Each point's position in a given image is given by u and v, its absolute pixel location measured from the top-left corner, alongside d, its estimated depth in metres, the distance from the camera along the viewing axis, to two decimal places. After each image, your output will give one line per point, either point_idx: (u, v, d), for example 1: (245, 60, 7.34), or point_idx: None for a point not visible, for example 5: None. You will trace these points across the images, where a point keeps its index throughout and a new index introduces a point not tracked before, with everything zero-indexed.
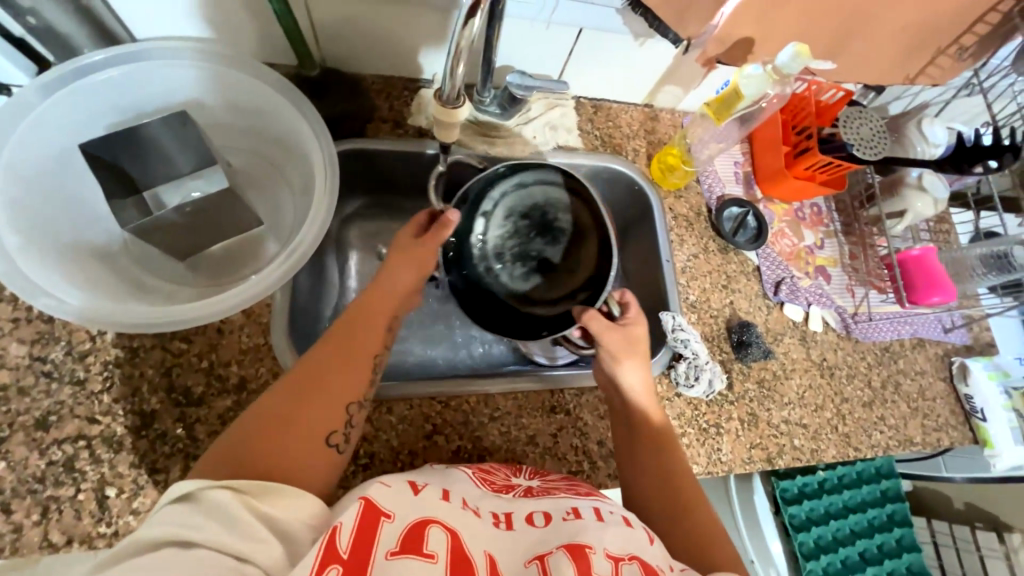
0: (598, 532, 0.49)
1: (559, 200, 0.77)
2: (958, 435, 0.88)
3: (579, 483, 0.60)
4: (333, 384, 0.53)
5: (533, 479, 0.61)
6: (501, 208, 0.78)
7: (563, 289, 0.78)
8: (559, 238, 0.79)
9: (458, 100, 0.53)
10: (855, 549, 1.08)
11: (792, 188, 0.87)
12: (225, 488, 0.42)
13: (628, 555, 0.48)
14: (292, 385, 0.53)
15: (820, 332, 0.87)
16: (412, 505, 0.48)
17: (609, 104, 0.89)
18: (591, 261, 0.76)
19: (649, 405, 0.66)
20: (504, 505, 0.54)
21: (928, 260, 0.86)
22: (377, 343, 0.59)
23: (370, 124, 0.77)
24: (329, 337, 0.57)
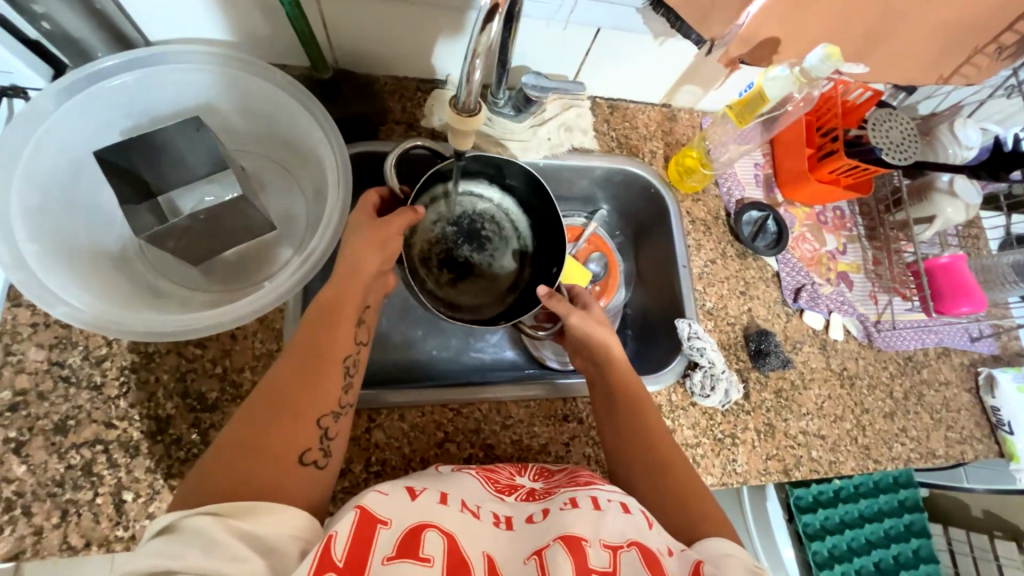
0: (596, 522, 0.49)
1: (485, 210, 0.87)
2: (983, 448, 0.86)
3: (579, 474, 0.58)
4: (304, 399, 0.52)
5: (536, 479, 0.60)
6: (432, 215, 0.83)
7: (486, 293, 0.86)
8: (483, 245, 0.88)
9: (474, 108, 0.51)
10: (870, 559, 1.07)
11: (815, 192, 0.84)
12: (201, 513, 0.42)
13: (626, 542, 0.47)
14: (271, 384, 0.52)
15: (841, 340, 0.85)
16: (407, 511, 0.48)
17: (626, 104, 0.87)
18: (512, 266, 0.88)
19: (624, 374, 0.66)
20: (506, 508, 0.54)
21: (957, 268, 0.83)
22: (349, 342, 0.57)
23: (383, 126, 0.76)
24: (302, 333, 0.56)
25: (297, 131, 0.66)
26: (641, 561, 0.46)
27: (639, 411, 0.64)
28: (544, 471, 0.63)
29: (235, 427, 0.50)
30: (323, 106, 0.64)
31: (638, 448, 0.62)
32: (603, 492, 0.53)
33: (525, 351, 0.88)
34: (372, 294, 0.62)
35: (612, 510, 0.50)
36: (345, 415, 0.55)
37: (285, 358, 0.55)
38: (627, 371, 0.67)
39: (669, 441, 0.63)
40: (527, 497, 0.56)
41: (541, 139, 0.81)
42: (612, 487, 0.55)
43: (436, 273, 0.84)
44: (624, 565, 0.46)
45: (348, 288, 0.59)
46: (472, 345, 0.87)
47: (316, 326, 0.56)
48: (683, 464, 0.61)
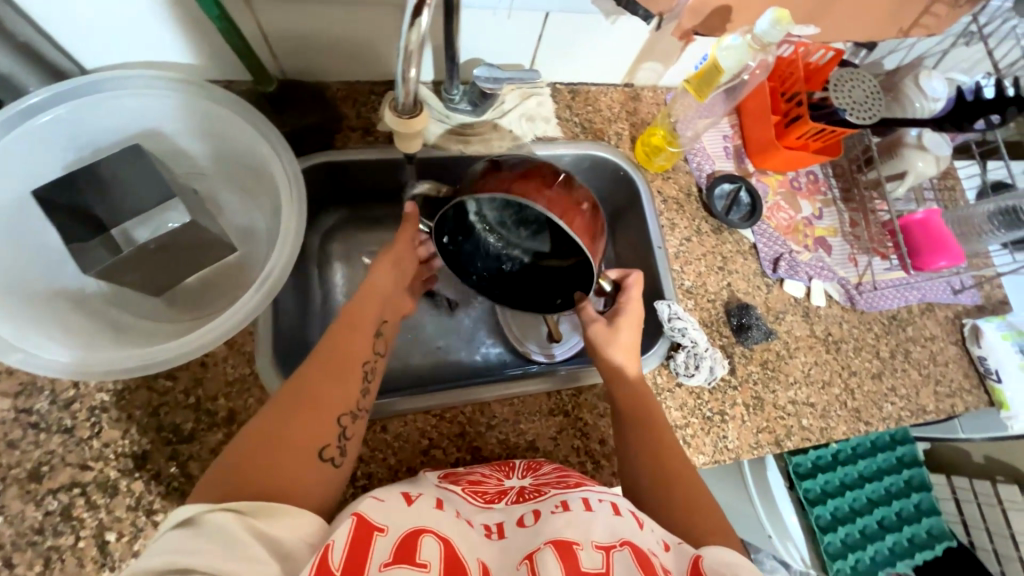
0: (586, 523, 0.48)
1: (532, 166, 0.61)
2: (972, 398, 0.86)
3: (568, 475, 0.57)
4: (314, 398, 0.53)
5: (525, 477, 0.59)
6: None
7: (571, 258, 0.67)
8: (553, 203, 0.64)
9: (413, 108, 0.49)
10: (873, 518, 1.08)
11: (784, 159, 0.82)
12: (225, 510, 0.42)
13: (618, 541, 0.47)
14: (291, 385, 0.53)
15: (823, 306, 0.85)
16: (403, 518, 0.47)
17: (587, 87, 0.85)
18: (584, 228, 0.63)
19: (640, 391, 0.66)
20: (496, 515, 0.53)
21: (932, 222, 0.83)
22: (367, 348, 0.59)
23: (339, 134, 0.74)
24: (318, 352, 0.56)
25: (249, 149, 0.64)
26: (634, 559, 0.45)
27: (648, 419, 0.64)
28: (531, 467, 0.62)
29: (252, 428, 0.50)
30: (273, 123, 0.63)
31: (647, 460, 0.61)
32: (593, 493, 0.52)
33: (510, 347, 0.87)
34: (392, 309, 0.65)
35: (601, 510, 0.50)
36: (363, 418, 0.56)
37: (306, 365, 0.55)
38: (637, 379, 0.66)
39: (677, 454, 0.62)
40: (517, 499, 0.55)
41: (502, 131, 0.80)
42: (602, 486, 0.55)
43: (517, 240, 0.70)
44: (617, 565, 0.45)
45: (363, 308, 0.61)
46: (455, 346, 0.86)
47: (336, 335, 0.58)
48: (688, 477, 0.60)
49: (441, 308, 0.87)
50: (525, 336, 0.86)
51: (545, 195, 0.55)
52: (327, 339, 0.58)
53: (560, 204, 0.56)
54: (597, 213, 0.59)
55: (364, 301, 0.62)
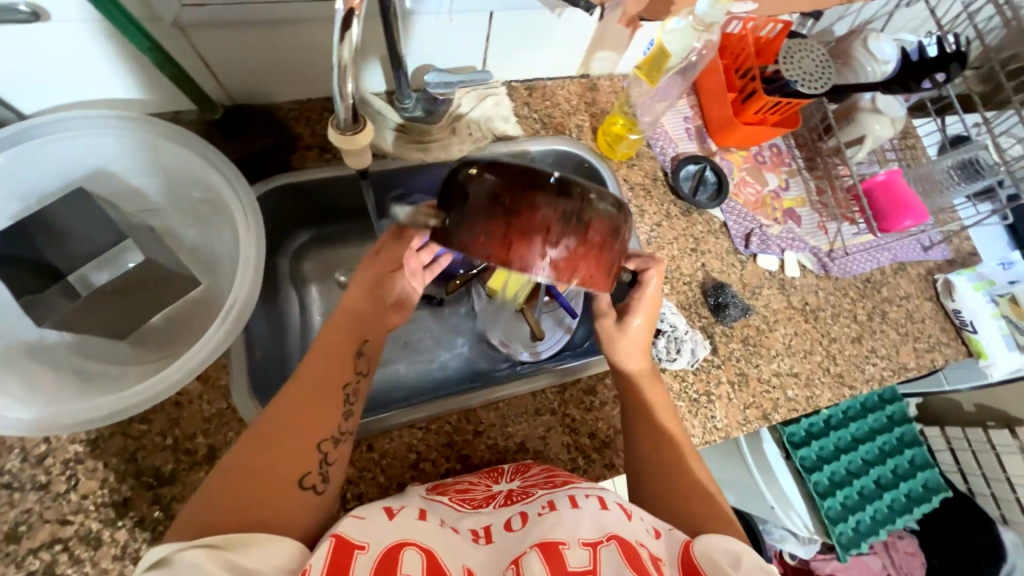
0: (573, 521, 0.48)
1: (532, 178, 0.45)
2: (951, 351, 0.87)
3: (556, 475, 0.58)
4: (294, 428, 0.51)
5: (514, 480, 0.59)
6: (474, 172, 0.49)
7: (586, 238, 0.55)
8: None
9: (356, 124, 0.48)
10: (870, 478, 1.09)
11: (744, 135, 0.83)
12: (196, 547, 0.41)
13: (605, 536, 0.47)
14: (270, 415, 0.52)
15: (798, 277, 0.85)
16: (384, 533, 0.46)
17: (543, 83, 0.85)
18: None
19: (648, 392, 0.65)
20: (484, 519, 0.53)
21: (895, 183, 0.83)
22: (349, 369, 0.57)
23: (296, 154, 0.73)
24: (296, 380, 0.55)
25: (199, 180, 0.63)
26: (620, 554, 0.45)
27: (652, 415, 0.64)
28: (520, 469, 0.62)
29: (230, 462, 0.49)
30: (220, 151, 0.62)
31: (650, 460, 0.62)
32: (579, 490, 0.53)
33: (495, 350, 0.86)
34: (374, 326, 0.61)
35: (587, 507, 0.50)
36: (346, 440, 0.54)
37: (287, 393, 0.54)
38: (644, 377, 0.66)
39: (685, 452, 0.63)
40: (505, 502, 0.55)
41: (461, 135, 0.79)
42: (589, 482, 0.55)
43: None
44: (603, 560, 0.45)
45: (345, 328, 0.59)
46: (439, 354, 0.86)
47: (319, 361, 0.56)
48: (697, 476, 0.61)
49: (420, 318, 0.86)
50: (508, 337, 0.85)
51: (550, 260, 0.45)
52: (310, 364, 0.56)
53: (568, 266, 0.46)
54: (618, 236, 0.48)
55: (347, 321, 0.60)
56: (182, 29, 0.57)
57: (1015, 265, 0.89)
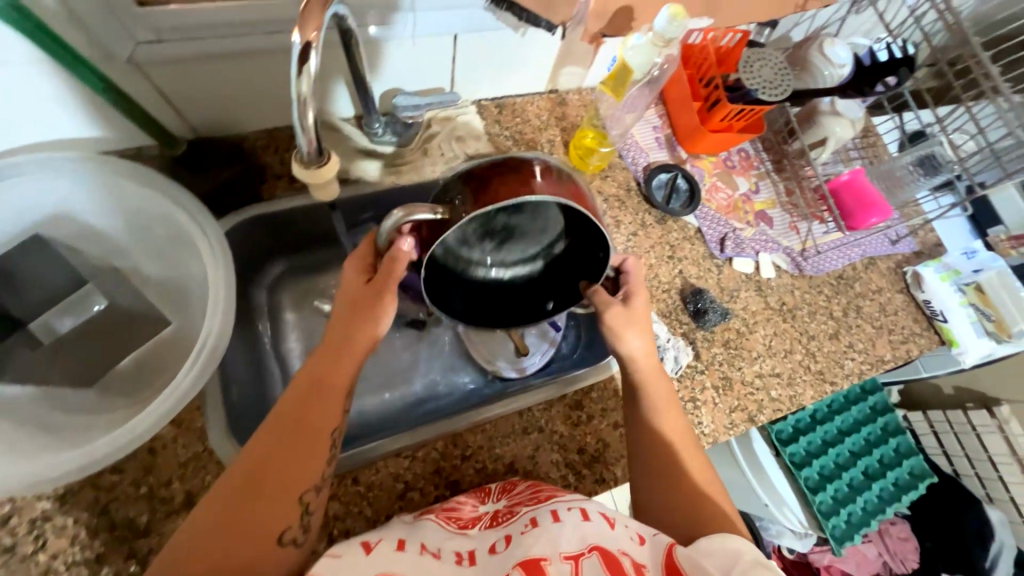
0: (555, 535, 0.48)
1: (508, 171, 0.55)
2: (925, 341, 0.89)
3: (541, 489, 0.57)
4: (271, 471, 0.50)
5: (500, 499, 0.59)
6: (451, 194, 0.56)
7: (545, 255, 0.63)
8: (528, 208, 0.59)
9: (320, 156, 0.47)
10: (858, 469, 1.11)
11: (713, 142, 0.84)
12: None
13: (586, 548, 0.46)
14: (247, 460, 0.50)
15: (773, 278, 0.87)
16: (361, 568, 0.45)
17: (512, 99, 0.85)
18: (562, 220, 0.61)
19: (655, 394, 0.65)
20: (468, 542, 0.52)
21: (858, 181, 0.85)
22: (335, 416, 0.55)
23: (265, 185, 0.72)
24: (273, 419, 0.53)
25: (164, 218, 0.61)
26: (603, 565, 0.45)
27: (650, 418, 0.64)
28: (506, 488, 0.61)
29: (204, 507, 0.47)
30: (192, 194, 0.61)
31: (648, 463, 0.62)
32: (562, 504, 0.52)
33: (480, 369, 0.85)
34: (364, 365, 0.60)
35: (569, 520, 0.50)
36: (326, 487, 0.54)
37: (263, 435, 0.52)
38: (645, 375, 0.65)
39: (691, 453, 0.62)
40: (491, 523, 0.54)
41: (434, 156, 0.79)
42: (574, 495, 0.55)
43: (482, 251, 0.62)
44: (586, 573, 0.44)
45: (331, 367, 0.57)
46: (424, 377, 0.84)
47: (296, 401, 0.54)
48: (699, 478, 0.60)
49: (402, 342, 0.85)
50: (493, 354, 0.84)
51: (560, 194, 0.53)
52: (290, 405, 0.54)
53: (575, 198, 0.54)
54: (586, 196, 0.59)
55: (336, 352, 0.57)
56: (138, 65, 0.55)
57: (978, 255, 0.92)
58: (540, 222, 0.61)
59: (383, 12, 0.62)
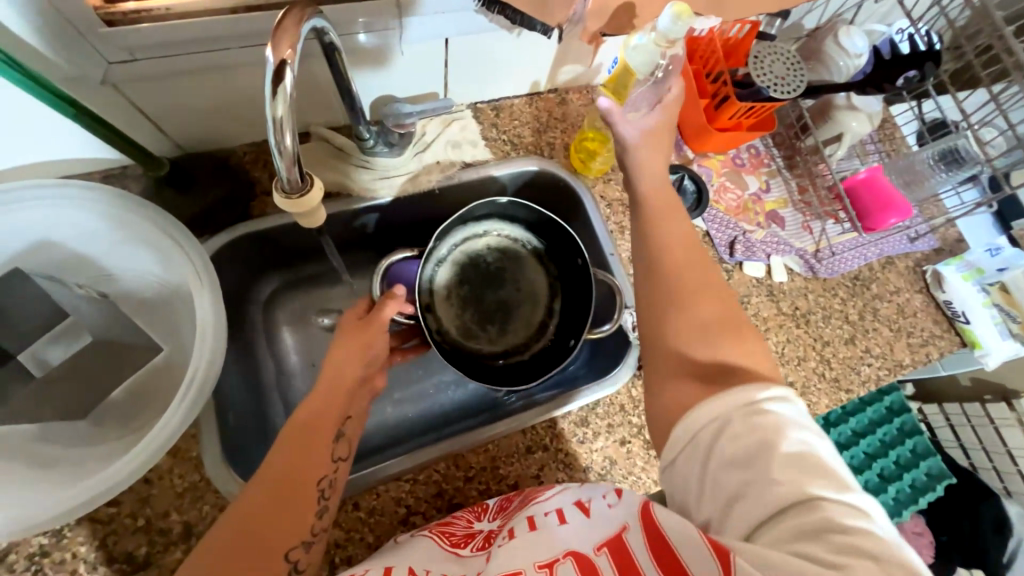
0: (531, 546, 0.47)
1: (479, 250, 0.84)
2: (945, 343, 0.85)
3: (531, 493, 0.57)
4: (261, 529, 0.47)
5: (495, 518, 0.57)
6: (444, 285, 0.83)
7: (530, 315, 0.85)
8: (503, 275, 0.85)
9: (303, 183, 0.44)
10: (873, 471, 1.08)
11: (722, 141, 0.80)
12: None
13: (562, 553, 0.45)
14: (234, 511, 0.47)
15: (786, 282, 0.83)
16: None
17: (509, 101, 0.82)
18: (543, 280, 0.85)
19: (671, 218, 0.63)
20: (458, 566, 0.51)
21: (876, 180, 0.80)
22: (326, 462, 0.52)
23: (255, 201, 0.70)
24: (263, 471, 0.50)
25: (152, 244, 0.60)
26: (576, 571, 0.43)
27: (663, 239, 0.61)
28: (504, 504, 0.59)
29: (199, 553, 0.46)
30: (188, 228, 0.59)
31: (650, 299, 0.59)
32: (538, 509, 0.52)
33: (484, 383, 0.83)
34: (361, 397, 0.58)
35: (548, 525, 0.49)
36: (318, 542, 0.51)
37: (250, 487, 0.49)
38: (655, 218, 0.64)
39: (705, 283, 0.59)
40: (482, 544, 0.53)
41: (428, 165, 0.76)
42: (550, 495, 0.54)
43: (484, 332, 0.84)
44: None
45: (325, 407, 0.54)
46: (426, 391, 0.83)
47: (288, 450, 0.51)
48: (710, 312, 0.56)
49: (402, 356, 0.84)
50: None
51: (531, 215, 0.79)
52: (280, 450, 0.51)
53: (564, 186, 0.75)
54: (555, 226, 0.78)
55: (336, 389, 0.55)
56: (114, 84, 0.53)
57: (1002, 251, 0.87)
58: (531, 288, 0.85)
59: (370, 19, 0.59)
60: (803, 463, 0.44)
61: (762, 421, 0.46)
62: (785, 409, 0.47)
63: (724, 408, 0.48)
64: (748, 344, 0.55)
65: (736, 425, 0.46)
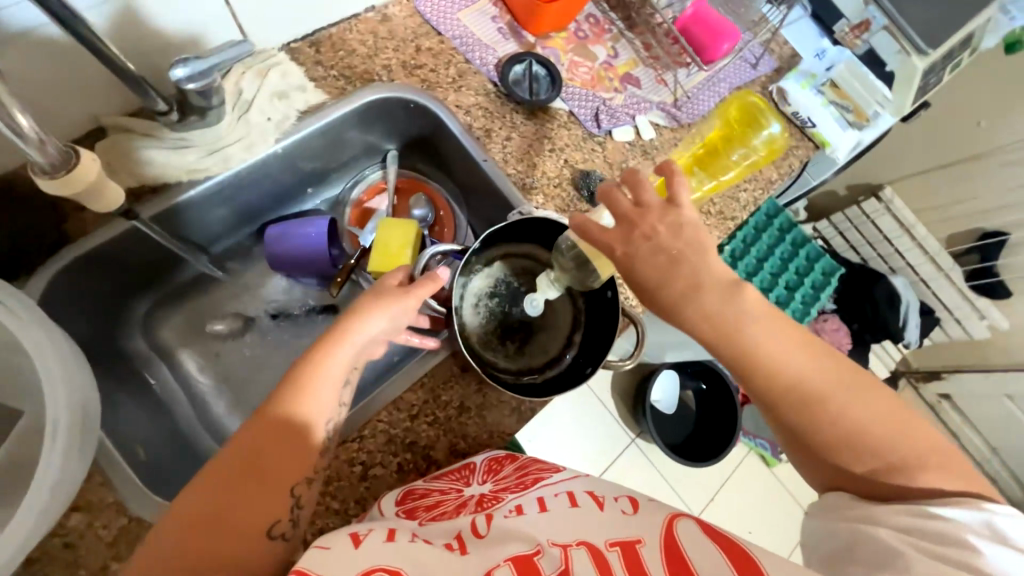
0: (545, 524, 0.49)
1: (516, 268, 0.78)
2: (803, 151, 0.92)
3: (528, 473, 0.60)
4: (271, 465, 0.49)
5: (485, 482, 0.58)
6: (468, 297, 0.77)
7: (555, 337, 0.78)
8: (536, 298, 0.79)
9: (64, 161, 0.42)
10: (781, 286, 1.21)
11: (553, 15, 0.78)
12: None
13: (575, 540, 0.47)
14: (239, 456, 0.49)
15: (655, 138, 0.85)
16: (355, 561, 0.43)
17: (327, 32, 0.74)
18: (571, 312, 0.78)
19: (804, 364, 0.53)
20: (454, 528, 0.52)
21: (702, 12, 0.84)
22: (331, 406, 0.55)
23: (68, 222, 0.60)
24: (266, 409, 0.52)
25: None
26: (590, 559, 0.45)
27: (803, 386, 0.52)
28: (492, 467, 0.61)
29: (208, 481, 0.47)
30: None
31: (798, 437, 0.54)
32: (547, 490, 0.55)
33: None
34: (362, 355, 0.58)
35: (558, 506, 0.52)
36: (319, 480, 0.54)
37: (255, 425, 0.51)
38: (768, 352, 0.53)
39: (866, 412, 0.52)
40: (476, 507, 0.54)
41: (258, 125, 0.68)
42: (558, 479, 0.58)
43: (503, 348, 0.78)
44: (575, 562, 0.44)
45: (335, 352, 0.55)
46: None
47: (297, 389, 0.53)
48: (881, 419, 0.52)
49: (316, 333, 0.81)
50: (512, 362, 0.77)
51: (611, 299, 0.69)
52: (280, 401, 0.52)
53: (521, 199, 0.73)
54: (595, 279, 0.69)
55: (337, 343, 0.56)
56: None
57: (827, 53, 0.94)
58: (555, 316, 0.79)
59: None
60: (919, 540, 0.45)
61: (928, 527, 0.45)
62: (967, 516, 0.45)
63: (876, 529, 0.47)
64: (911, 429, 0.51)
65: (880, 514, 0.48)
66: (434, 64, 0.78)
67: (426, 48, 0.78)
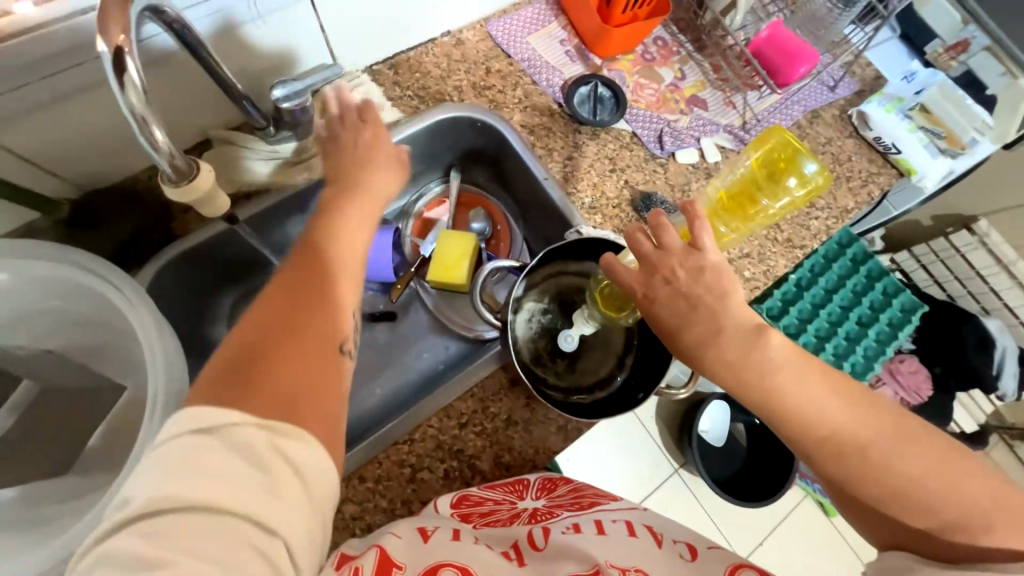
0: (603, 545, 0.48)
1: (569, 286, 0.78)
2: (884, 179, 0.86)
3: (581, 496, 0.60)
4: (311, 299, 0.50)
5: (539, 497, 0.59)
6: (522, 313, 0.78)
7: (606, 356, 0.78)
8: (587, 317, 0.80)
9: (187, 170, 0.48)
10: (853, 322, 1.12)
11: (622, 38, 0.79)
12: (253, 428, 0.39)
13: (632, 566, 0.46)
14: (276, 298, 0.49)
15: (720, 161, 0.83)
16: (422, 555, 0.45)
17: (405, 55, 0.80)
18: (623, 333, 0.77)
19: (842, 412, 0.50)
20: (510, 537, 0.52)
21: (778, 35, 0.82)
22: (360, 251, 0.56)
23: (175, 221, 0.69)
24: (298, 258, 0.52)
25: (80, 291, 0.59)
26: None
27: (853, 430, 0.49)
28: (546, 485, 0.62)
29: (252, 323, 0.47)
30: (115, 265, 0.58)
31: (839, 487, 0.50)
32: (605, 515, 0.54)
33: (461, 338, 0.85)
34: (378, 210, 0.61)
35: (616, 534, 0.51)
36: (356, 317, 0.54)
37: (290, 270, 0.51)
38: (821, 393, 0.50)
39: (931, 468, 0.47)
40: (530, 519, 0.55)
41: None
42: (616, 508, 0.57)
43: (553, 366, 0.78)
44: None
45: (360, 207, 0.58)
46: (407, 361, 0.84)
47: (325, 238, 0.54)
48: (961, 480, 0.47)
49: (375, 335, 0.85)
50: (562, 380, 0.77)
51: None
52: (311, 249, 0.53)
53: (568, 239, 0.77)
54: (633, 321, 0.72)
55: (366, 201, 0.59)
56: None
57: (917, 75, 0.89)
58: (607, 335, 0.79)
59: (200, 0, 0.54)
60: None
61: None
62: None
63: None
64: (984, 487, 0.46)
65: None
66: (502, 86, 0.81)
67: (496, 71, 0.81)
